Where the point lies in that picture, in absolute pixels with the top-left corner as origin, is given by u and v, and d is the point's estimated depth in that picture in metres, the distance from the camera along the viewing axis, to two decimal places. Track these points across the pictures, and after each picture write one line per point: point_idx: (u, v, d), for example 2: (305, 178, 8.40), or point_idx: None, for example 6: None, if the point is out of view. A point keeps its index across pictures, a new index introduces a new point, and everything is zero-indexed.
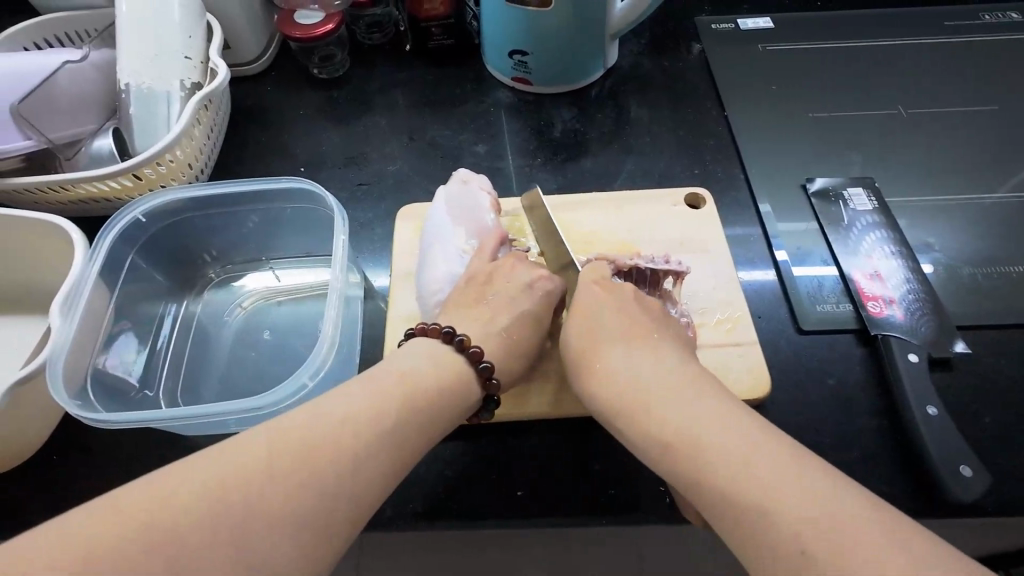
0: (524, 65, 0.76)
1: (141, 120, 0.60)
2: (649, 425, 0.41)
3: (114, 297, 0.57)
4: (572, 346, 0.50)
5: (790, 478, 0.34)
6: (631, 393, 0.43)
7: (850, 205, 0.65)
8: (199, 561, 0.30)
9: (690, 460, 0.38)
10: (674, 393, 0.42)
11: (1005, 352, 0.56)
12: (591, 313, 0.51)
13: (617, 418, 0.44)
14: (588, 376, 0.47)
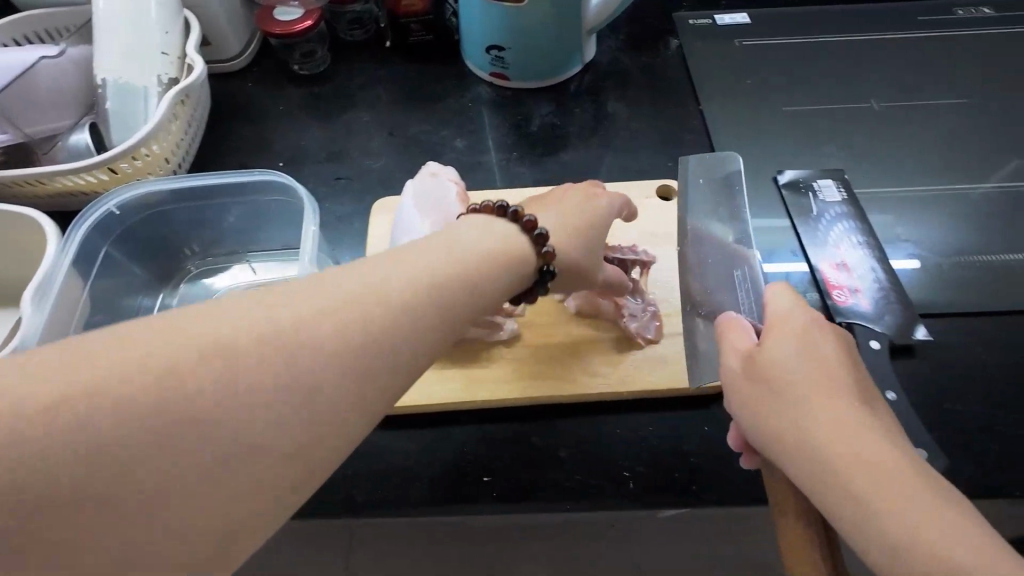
0: (502, 61, 0.76)
1: (119, 115, 0.61)
2: (880, 513, 0.34)
3: (89, 287, 0.58)
4: (766, 371, 0.43)
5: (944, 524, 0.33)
6: (866, 467, 0.36)
7: (820, 196, 0.65)
8: (158, 428, 0.27)
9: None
10: (917, 485, 0.35)
11: (969, 340, 0.57)
12: (799, 341, 0.44)
13: (828, 485, 0.37)
14: (793, 425, 0.40)
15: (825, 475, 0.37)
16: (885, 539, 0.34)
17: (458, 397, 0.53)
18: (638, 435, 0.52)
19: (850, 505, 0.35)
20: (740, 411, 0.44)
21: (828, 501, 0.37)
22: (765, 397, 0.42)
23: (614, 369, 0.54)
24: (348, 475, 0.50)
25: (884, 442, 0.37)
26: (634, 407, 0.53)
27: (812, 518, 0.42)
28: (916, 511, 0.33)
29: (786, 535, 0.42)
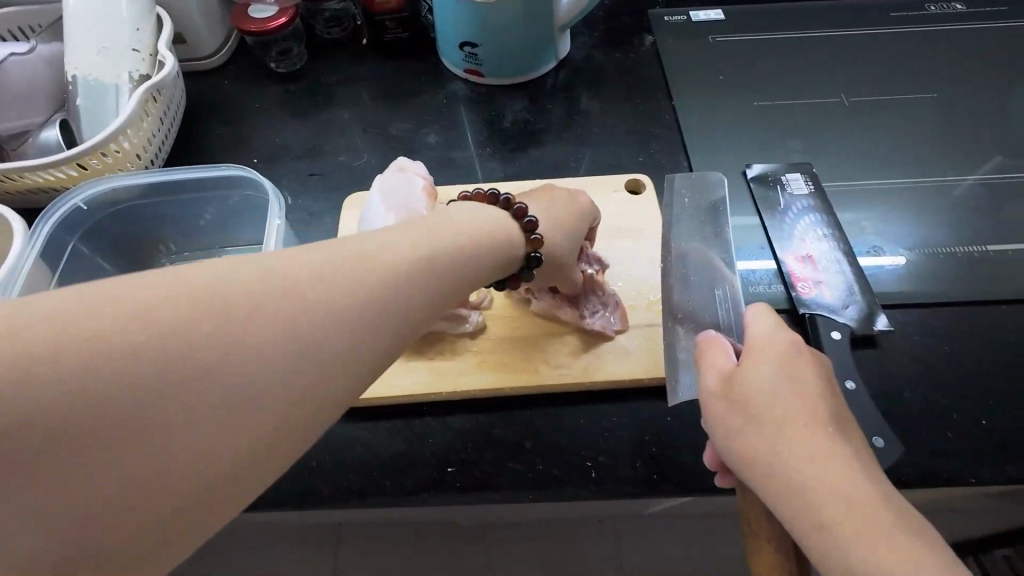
0: (475, 58, 0.77)
1: (90, 111, 0.61)
2: (851, 552, 0.34)
3: (57, 282, 0.58)
4: (744, 395, 0.42)
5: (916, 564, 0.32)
6: (839, 501, 0.35)
7: (788, 190, 0.66)
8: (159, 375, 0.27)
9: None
10: (892, 522, 0.34)
11: (930, 331, 0.57)
12: (778, 363, 0.43)
13: (803, 517, 0.36)
14: (768, 452, 0.39)
15: (800, 508, 0.36)
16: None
17: (423, 388, 0.53)
18: (598, 426, 0.52)
19: (823, 538, 0.35)
20: (714, 433, 0.43)
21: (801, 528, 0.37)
22: (742, 419, 0.41)
23: (577, 360, 0.55)
24: (313, 466, 0.51)
25: (857, 474, 0.36)
26: (596, 398, 0.54)
27: (783, 539, 0.43)
28: (889, 550, 0.33)
29: (761, 557, 0.44)
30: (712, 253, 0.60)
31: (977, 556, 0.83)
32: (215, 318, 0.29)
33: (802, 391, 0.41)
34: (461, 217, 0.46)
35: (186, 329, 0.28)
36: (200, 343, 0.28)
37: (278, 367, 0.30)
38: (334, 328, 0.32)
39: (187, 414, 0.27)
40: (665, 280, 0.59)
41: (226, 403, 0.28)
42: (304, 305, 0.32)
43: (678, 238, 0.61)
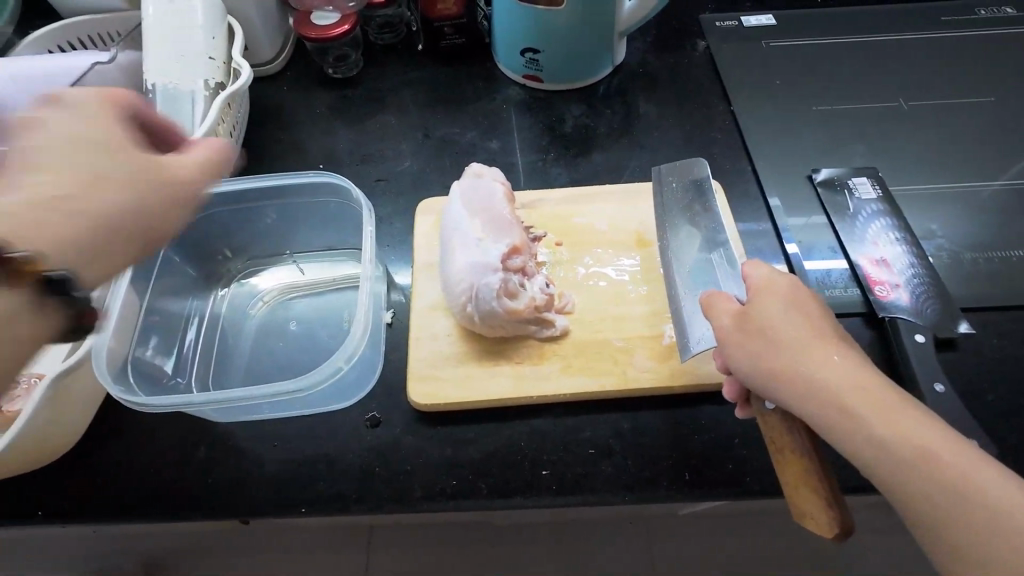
0: (536, 63, 0.77)
1: (169, 118, 0.62)
2: (881, 433, 0.37)
3: (146, 293, 0.58)
4: (759, 322, 0.44)
5: (928, 428, 0.37)
6: (862, 393, 0.39)
7: (856, 194, 0.67)
8: None
9: (932, 478, 0.36)
10: (902, 400, 0.39)
11: (1008, 333, 0.58)
12: (782, 292, 0.46)
13: (830, 413, 0.39)
14: (789, 363, 0.42)
15: (825, 404, 0.40)
16: (886, 452, 0.37)
17: (518, 394, 0.54)
18: (686, 429, 0.53)
19: (855, 429, 0.38)
20: (734, 361, 0.45)
21: (830, 427, 0.39)
22: (759, 343, 0.44)
23: (665, 363, 0.55)
24: (408, 469, 0.52)
25: (868, 372, 0.40)
26: (682, 402, 0.54)
27: (803, 444, 0.43)
28: (909, 421, 0.38)
29: (790, 469, 0.44)
30: (699, 228, 0.62)
31: None
32: None
33: (803, 312, 0.44)
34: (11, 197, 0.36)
35: None
36: None
37: None
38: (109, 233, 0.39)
39: None
40: (666, 261, 0.60)
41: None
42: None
43: (668, 219, 0.63)
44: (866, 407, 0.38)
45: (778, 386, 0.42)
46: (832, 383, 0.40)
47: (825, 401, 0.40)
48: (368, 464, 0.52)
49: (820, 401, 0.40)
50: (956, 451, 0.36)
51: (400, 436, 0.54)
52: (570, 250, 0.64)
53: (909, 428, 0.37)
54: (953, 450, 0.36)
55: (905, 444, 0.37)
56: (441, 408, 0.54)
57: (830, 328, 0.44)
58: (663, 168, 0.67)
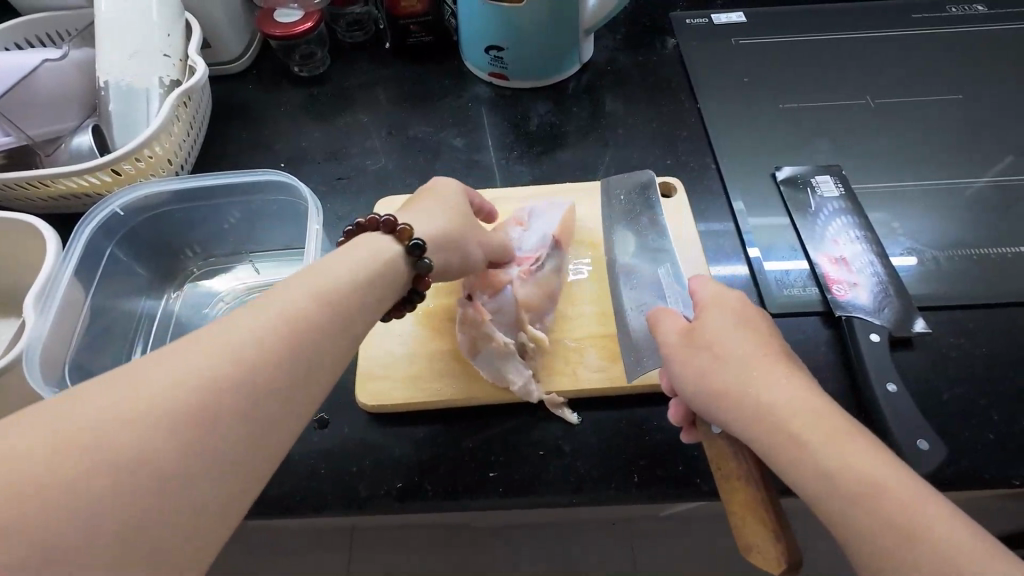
0: (501, 61, 0.77)
1: (120, 115, 0.61)
2: (822, 456, 0.36)
3: (92, 293, 0.58)
4: (708, 342, 0.45)
5: (878, 459, 0.35)
6: (802, 414, 0.38)
7: (818, 192, 0.66)
8: (147, 456, 0.28)
9: (872, 510, 0.33)
10: (851, 427, 0.37)
11: (967, 332, 0.58)
12: (732, 313, 0.46)
13: (774, 437, 0.38)
14: (732, 384, 0.41)
15: (769, 427, 0.39)
16: (826, 478, 0.35)
17: (468, 394, 0.54)
18: (637, 429, 0.52)
19: (796, 453, 0.37)
20: (681, 380, 0.45)
21: (771, 452, 0.38)
22: (705, 362, 0.44)
23: (616, 363, 0.55)
24: (355, 470, 0.51)
25: (816, 395, 0.39)
26: (634, 401, 0.54)
27: (751, 475, 0.42)
28: (856, 450, 0.35)
29: (733, 498, 0.42)
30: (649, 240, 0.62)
31: None
32: (115, 438, 0.28)
33: (748, 334, 0.44)
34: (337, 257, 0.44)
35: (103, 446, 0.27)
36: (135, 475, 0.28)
37: (170, 418, 0.30)
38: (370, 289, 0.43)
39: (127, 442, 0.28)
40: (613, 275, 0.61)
41: (239, 399, 0.32)
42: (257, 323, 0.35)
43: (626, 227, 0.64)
44: (808, 434, 0.37)
45: (724, 408, 0.41)
46: (774, 408, 0.39)
47: (772, 430, 0.38)
48: (315, 464, 0.52)
49: (765, 425, 0.39)
50: (906, 485, 0.34)
51: (348, 438, 0.53)
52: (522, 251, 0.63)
53: (854, 458, 0.35)
54: (902, 484, 0.34)
55: (850, 476, 0.34)
56: (386, 410, 0.54)
57: (776, 349, 0.43)
58: (611, 185, 0.68)
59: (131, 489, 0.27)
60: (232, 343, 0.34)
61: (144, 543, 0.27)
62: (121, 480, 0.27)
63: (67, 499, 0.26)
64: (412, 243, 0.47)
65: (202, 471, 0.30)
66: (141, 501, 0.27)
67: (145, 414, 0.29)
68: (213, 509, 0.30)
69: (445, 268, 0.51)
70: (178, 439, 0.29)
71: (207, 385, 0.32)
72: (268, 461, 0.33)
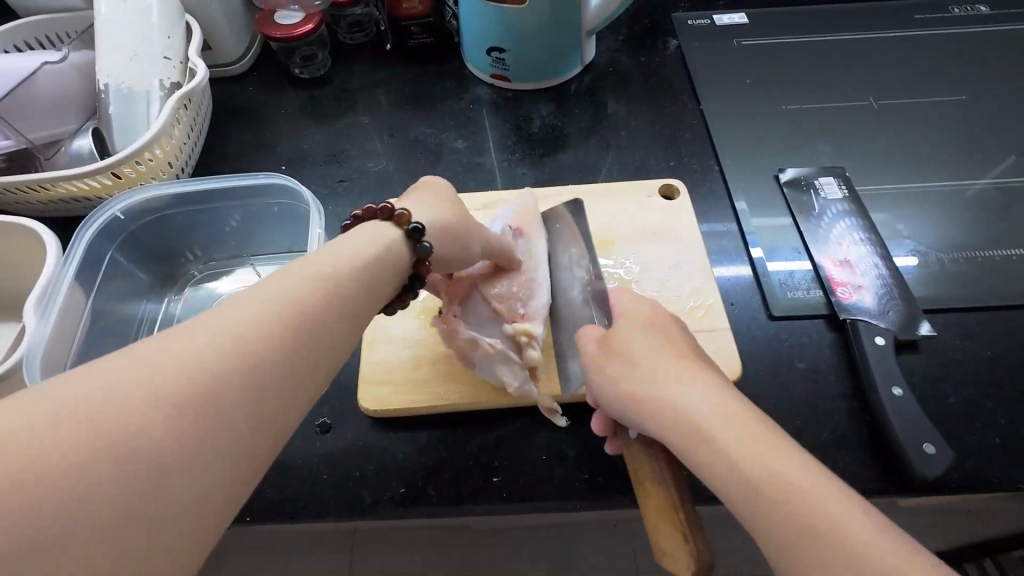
0: (502, 62, 0.76)
1: (120, 118, 0.61)
2: (722, 448, 0.36)
3: (93, 296, 0.58)
4: (621, 347, 0.45)
5: (786, 452, 0.35)
6: (711, 411, 0.38)
7: (822, 194, 0.66)
8: (149, 444, 0.27)
9: (779, 505, 0.33)
10: (759, 421, 0.37)
11: (972, 335, 0.57)
12: (642, 321, 0.47)
13: (684, 436, 0.38)
14: (645, 386, 0.41)
15: (679, 427, 0.38)
16: (734, 474, 0.35)
17: (471, 398, 0.53)
18: None
19: (705, 451, 0.36)
20: (601, 387, 0.45)
21: (683, 452, 0.38)
22: (620, 367, 0.44)
23: None
24: (357, 476, 0.51)
25: (722, 392, 0.39)
26: None
27: (664, 476, 0.41)
28: (763, 444, 0.35)
29: (649, 502, 0.41)
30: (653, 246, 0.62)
31: None
32: (116, 424, 0.27)
33: (660, 338, 0.45)
34: (338, 246, 0.44)
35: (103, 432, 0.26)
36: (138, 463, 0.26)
37: (176, 407, 0.29)
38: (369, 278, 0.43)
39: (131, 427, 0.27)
40: (557, 288, 0.62)
41: (248, 390, 0.32)
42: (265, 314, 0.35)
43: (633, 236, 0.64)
44: (716, 432, 0.36)
45: (640, 413, 0.41)
46: (683, 410, 0.39)
47: (680, 431, 0.38)
48: (317, 469, 0.51)
49: (675, 427, 0.38)
50: (814, 477, 0.33)
51: (351, 443, 0.53)
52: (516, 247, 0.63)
53: (762, 452, 0.35)
54: (810, 477, 0.33)
55: (758, 469, 0.34)
56: (386, 413, 0.53)
57: (685, 352, 0.44)
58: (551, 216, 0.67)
59: (132, 464, 0.26)
60: (235, 332, 0.33)
61: (142, 521, 0.26)
62: (120, 454, 0.26)
63: (65, 481, 0.24)
64: (411, 226, 0.48)
65: (202, 462, 0.28)
66: (141, 476, 0.26)
67: (144, 398, 0.28)
68: (211, 489, 0.29)
69: (444, 256, 0.52)
70: (180, 416, 0.29)
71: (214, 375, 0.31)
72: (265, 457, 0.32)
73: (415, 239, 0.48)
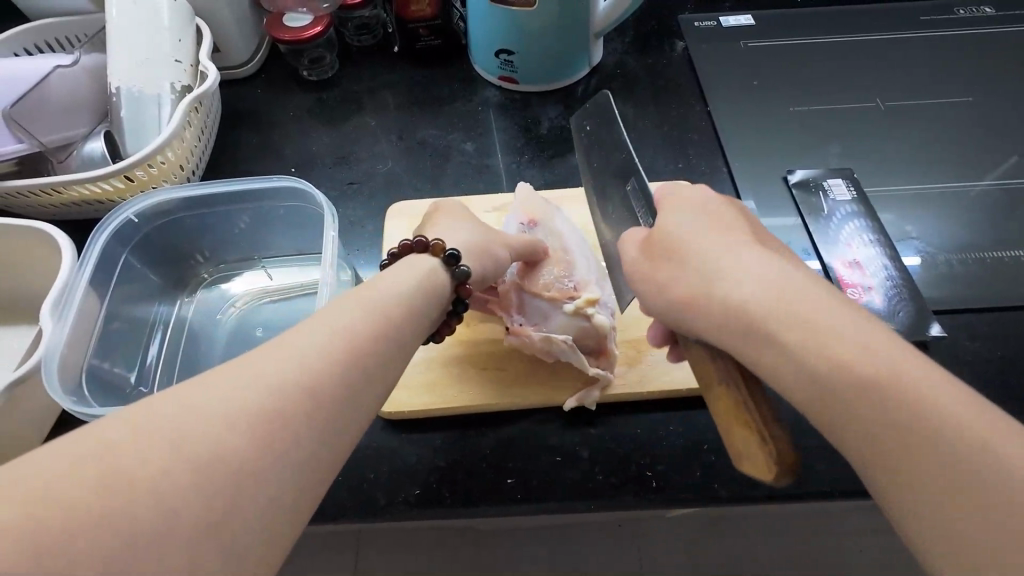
0: (511, 65, 0.77)
1: (131, 122, 0.61)
2: (793, 342, 0.35)
3: (106, 300, 0.58)
4: (669, 246, 0.44)
5: (861, 327, 0.35)
6: (778, 297, 0.37)
7: (831, 195, 0.67)
8: (199, 482, 0.29)
9: (861, 384, 0.33)
10: (831, 300, 0.37)
11: (982, 335, 0.58)
12: (691, 210, 0.46)
13: (748, 327, 0.37)
14: (701, 277, 0.41)
15: (744, 313, 0.37)
16: (809, 356, 0.35)
17: (491, 399, 0.54)
18: (655, 435, 0.52)
19: (773, 334, 0.36)
20: (653, 287, 0.44)
21: (747, 337, 0.37)
22: (671, 265, 0.43)
23: (633, 368, 0.55)
24: (372, 478, 0.51)
25: (788, 270, 0.39)
26: (650, 407, 0.54)
27: (732, 377, 0.40)
28: (837, 324, 0.35)
29: (717, 406, 0.41)
30: None
31: None
32: (169, 466, 0.29)
33: (720, 226, 0.44)
34: (389, 279, 0.46)
35: (157, 475, 0.29)
36: (190, 506, 0.28)
37: (221, 447, 0.31)
38: (410, 307, 0.45)
39: (185, 467, 0.29)
40: (584, 246, 0.63)
41: (289, 429, 0.33)
42: (305, 353, 0.37)
43: None
44: (788, 316, 0.36)
45: (701, 310, 0.40)
46: (743, 298, 0.38)
47: (746, 325, 0.37)
48: None
49: (744, 327, 0.37)
50: (895, 353, 0.34)
51: (364, 445, 0.53)
52: (543, 223, 0.63)
53: (840, 332, 0.35)
54: (893, 351, 0.34)
55: (841, 350, 0.34)
56: (411, 415, 0.54)
57: (737, 235, 0.43)
58: (580, 116, 0.65)
59: (211, 491, 0.29)
60: (276, 370, 0.35)
61: (215, 543, 0.29)
62: (202, 480, 0.29)
63: (127, 525, 0.27)
64: (447, 253, 0.50)
65: (247, 500, 0.30)
66: (213, 505, 0.29)
67: (195, 442, 0.30)
68: (260, 518, 0.31)
69: (482, 274, 0.54)
70: (251, 445, 0.32)
71: (261, 414, 0.33)
72: (307, 494, 0.34)
73: (453, 265, 0.50)
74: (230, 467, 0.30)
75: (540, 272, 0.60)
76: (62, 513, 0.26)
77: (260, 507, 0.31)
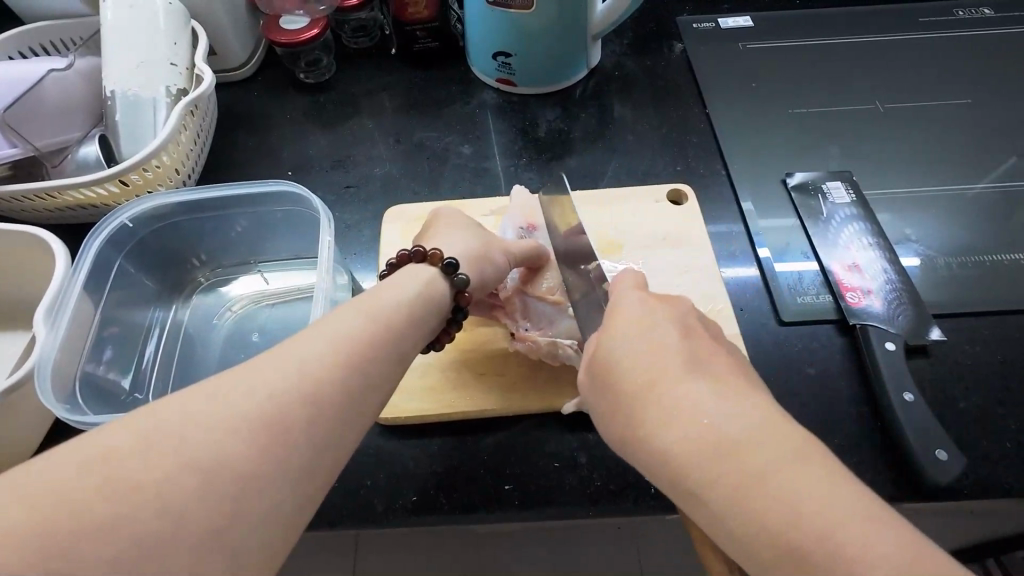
0: (509, 67, 0.76)
1: (126, 126, 0.60)
2: (728, 506, 0.31)
3: (101, 305, 0.57)
4: (607, 372, 0.40)
5: (803, 474, 0.31)
6: (706, 450, 0.33)
7: (830, 198, 0.66)
8: (193, 496, 0.29)
9: (800, 549, 0.29)
10: (774, 443, 0.32)
11: (982, 339, 0.58)
12: (634, 325, 0.41)
13: (684, 485, 0.34)
14: (637, 420, 0.37)
15: (677, 472, 0.34)
16: (745, 519, 0.31)
17: (490, 405, 0.53)
18: None
19: (709, 495, 0.32)
20: (598, 418, 0.41)
21: (685, 494, 0.34)
22: (609, 397, 0.40)
23: None
24: (369, 485, 0.51)
25: (733, 409, 0.34)
26: None
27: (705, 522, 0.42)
28: (776, 477, 0.31)
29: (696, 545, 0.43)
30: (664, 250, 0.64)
31: (1006, 558, 0.83)
32: (163, 482, 0.29)
33: (662, 341, 0.40)
34: (392, 287, 0.46)
35: (151, 490, 0.29)
36: (183, 525, 0.28)
37: (216, 460, 0.30)
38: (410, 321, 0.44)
39: (179, 481, 0.29)
40: None
41: (286, 437, 0.33)
42: (302, 361, 0.36)
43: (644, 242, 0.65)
44: (719, 472, 0.32)
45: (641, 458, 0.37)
46: (675, 452, 0.34)
47: (682, 482, 0.34)
48: None
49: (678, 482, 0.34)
50: (839, 503, 0.29)
51: (361, 451, 0.53)
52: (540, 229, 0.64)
53: (780, 487, 0.30)
54: (836, 503, 0.29)
55: (775, 507, 0.30)
56: (408, 421, 0.53)
57: (681, 354, 0.39)
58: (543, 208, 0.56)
59: (210, 496, 0.30)
60: (271, 379, 0.35)
61: (211, 556, 0.29)
62: (195, 496, 0.29)
63: (113, 551, 0.27)
64: (445, 262, 0.50)
65: (243, 512, 0.30)
66: (205, 523, 0.29)
67: (189, 457, 0.30)
68: (256, 532, 0.31)
69: (481, 280, 0.54)
70: (251, 449, 0.32)
71: (257, 423, 0.32)
72: (305, 505, 0.33)
73: (452, 274, 0.50)
74: (224, 481, 0.30)
75: (542, 280, 0.61)
76: (66, 516, 0.27)
77: (258, 519, 0.31)
